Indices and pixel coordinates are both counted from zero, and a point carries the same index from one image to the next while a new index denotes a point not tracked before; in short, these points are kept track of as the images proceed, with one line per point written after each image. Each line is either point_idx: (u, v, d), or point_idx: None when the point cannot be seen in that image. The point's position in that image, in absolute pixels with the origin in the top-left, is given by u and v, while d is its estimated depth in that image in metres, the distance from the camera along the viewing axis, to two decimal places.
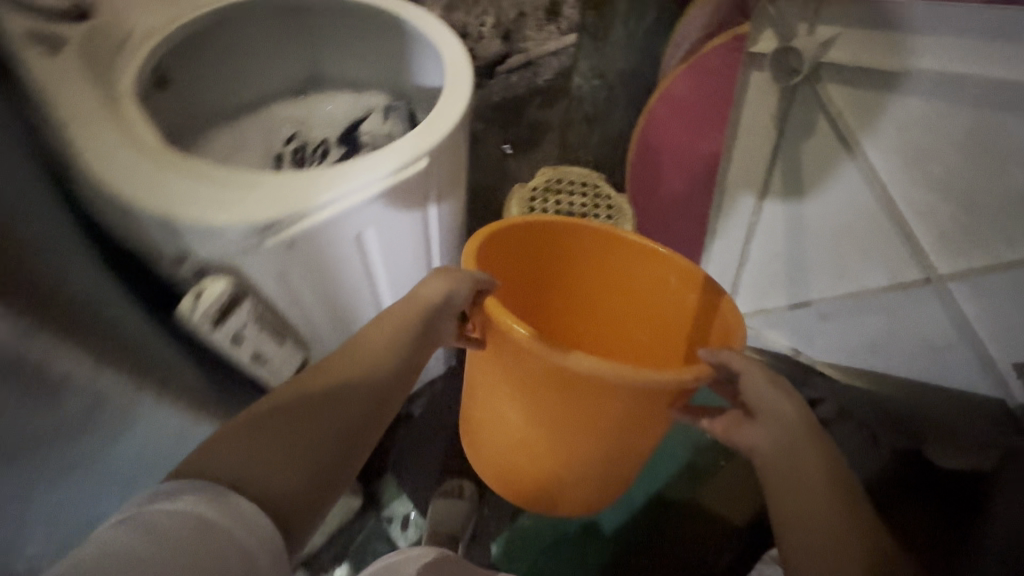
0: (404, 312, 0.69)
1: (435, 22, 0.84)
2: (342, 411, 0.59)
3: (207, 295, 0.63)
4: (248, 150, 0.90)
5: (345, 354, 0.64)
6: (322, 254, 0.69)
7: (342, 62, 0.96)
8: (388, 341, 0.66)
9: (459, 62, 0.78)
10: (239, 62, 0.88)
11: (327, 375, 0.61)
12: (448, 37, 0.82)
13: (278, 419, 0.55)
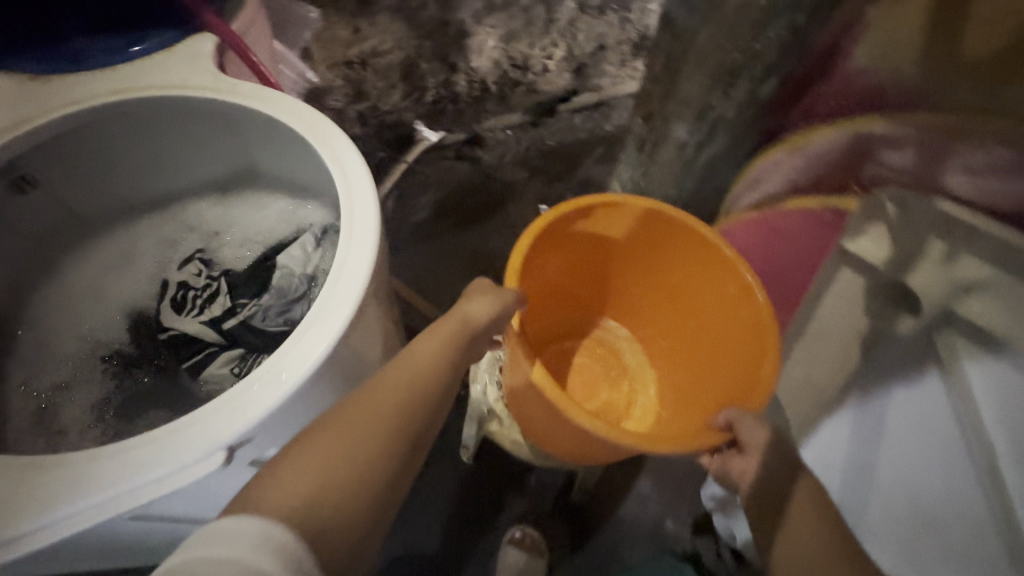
0: (444, 333, 0.55)
1: (357, 161, 0.57)
2: (393, 418, 0.47)
3: None
4: (139, 264, 0.72)
5: (394, 366, 0.51)
6: (95, 542, 0.47)
7: (274, 163, 0.72)
8: (438, 351, 0.53)
9: (354, 248, 0.52)
10: (137, 159, 0.69)
11: (378, 394, 0.48)
12: (363, 193, 0.55)
13: (332, 430, 0.44)
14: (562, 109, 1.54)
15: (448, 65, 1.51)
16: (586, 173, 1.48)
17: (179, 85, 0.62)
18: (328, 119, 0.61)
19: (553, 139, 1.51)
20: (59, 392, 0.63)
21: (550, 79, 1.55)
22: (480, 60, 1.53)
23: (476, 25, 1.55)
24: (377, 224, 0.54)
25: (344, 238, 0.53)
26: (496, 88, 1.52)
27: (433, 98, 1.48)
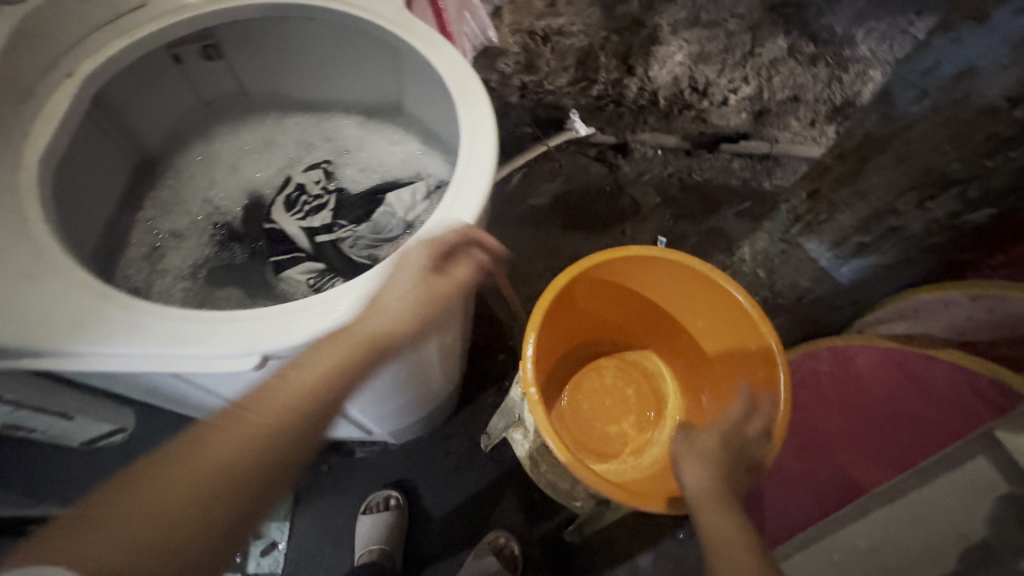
0: (361, 346, 0.47)
1: (488, 137, 0.55)
2: (254, 456, 0.43)
3: None
4: (277, 152, 0.78)
5: (269, 392, 0.46)
6: (122, 382, 0.50)
7: (419, 108, 0.75)
8: (343, 366, 0.47)
9: (446, 221, 0.50)
10: (307, 62, 0.73)
11: (247, 429, 0.44)
12: (479, 170, 0.53)
13: (165, 475, 0.41)
14: (723, 150, 1.40)
15: (625, 66, 1.44)
16: (720, 223, 1.34)
17: (364, 9, 0.63)
18: (480, 86, 0.59)
19: (700, 176, 1.38)
20: (174, 238, 0.70)
21: (726, 113, 1.43)
22: (660, 70, 1.44)
23: (671, 35, 1.44)
24: (478, 206, 0.51)
25: (441, 206, 0.51)
26: (664, 102, 1.44)
27: (597, 93, 1.43)
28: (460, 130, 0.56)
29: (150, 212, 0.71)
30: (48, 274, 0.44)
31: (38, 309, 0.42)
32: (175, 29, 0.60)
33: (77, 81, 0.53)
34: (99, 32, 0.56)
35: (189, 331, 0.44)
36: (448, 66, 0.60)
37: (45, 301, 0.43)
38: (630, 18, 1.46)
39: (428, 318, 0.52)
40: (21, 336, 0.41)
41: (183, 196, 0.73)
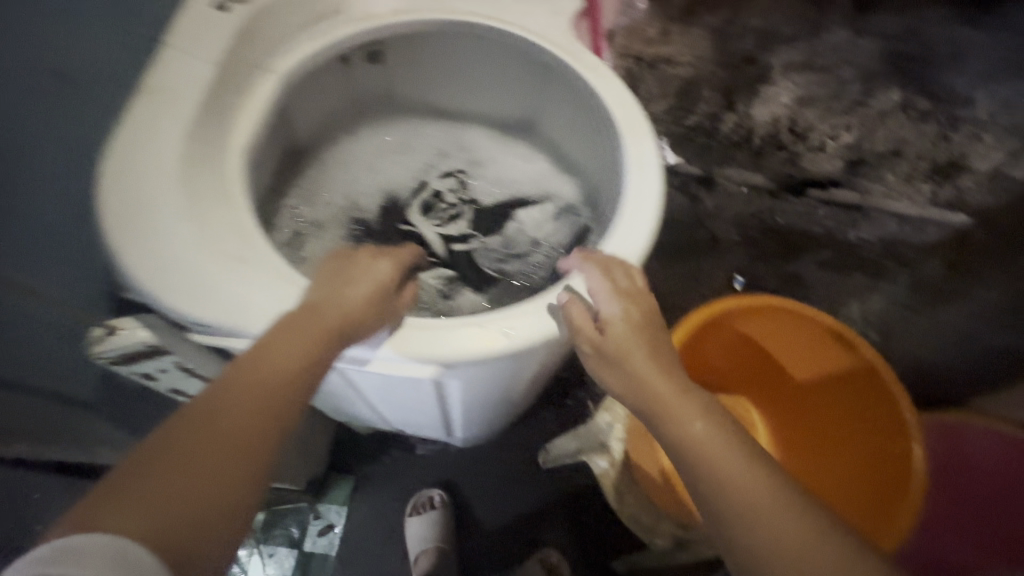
0: (322, 330, 0.42)
1: (653, 175, 0.56)
2: (250, 435, 0.35)
3: (120, 340, 0.45)
4: (415, 157, 0.81)
5: (243, 375, 0.38)
6: None
7: (557, 130, 0.76)
8: (310, 347, 0.41)
9: (614, 255, 0.51)
10: (457, 75, 0.75)
11: (222, 414, 0.35)
12: (645, 208, 0.54)
13: (167, 454, 0.33)
14: (812, 193, 1.26)
15: (727, 102, 1.33)
16: (798, 271, 1.20)
17: (536, 33, 0.65)
18: (645, 122, 0.60)
19: (783, 217, 1.25)
20: (313, 227, 0.73)
21: (819, 159, 1.29)
22: (762, 111, 1.33)
23: (778, 77, 1.36)
24: (645, 245, 0.52)
25: (609, 239, 0.53)
26: (757, 140, 1.31)
27: (692, 124, 1.31)
28: (625, 164, 0.57)
29: (293, 200, 0.73)
30: (255, 259, 0.45)
31: (247, 294, 0.44)
32: (363, 35, 0.62)
33: (276, 77, 0.55)
34: (301, 32, 0.58)
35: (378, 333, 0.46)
36: (616, 99, 0.61)
37: (254, 286, 0.44)
38: (738, 54, 1.35)
39: (384, 313, 0.47)
40: (233, 318, 0.43)
41: (324, 187, 0.76)
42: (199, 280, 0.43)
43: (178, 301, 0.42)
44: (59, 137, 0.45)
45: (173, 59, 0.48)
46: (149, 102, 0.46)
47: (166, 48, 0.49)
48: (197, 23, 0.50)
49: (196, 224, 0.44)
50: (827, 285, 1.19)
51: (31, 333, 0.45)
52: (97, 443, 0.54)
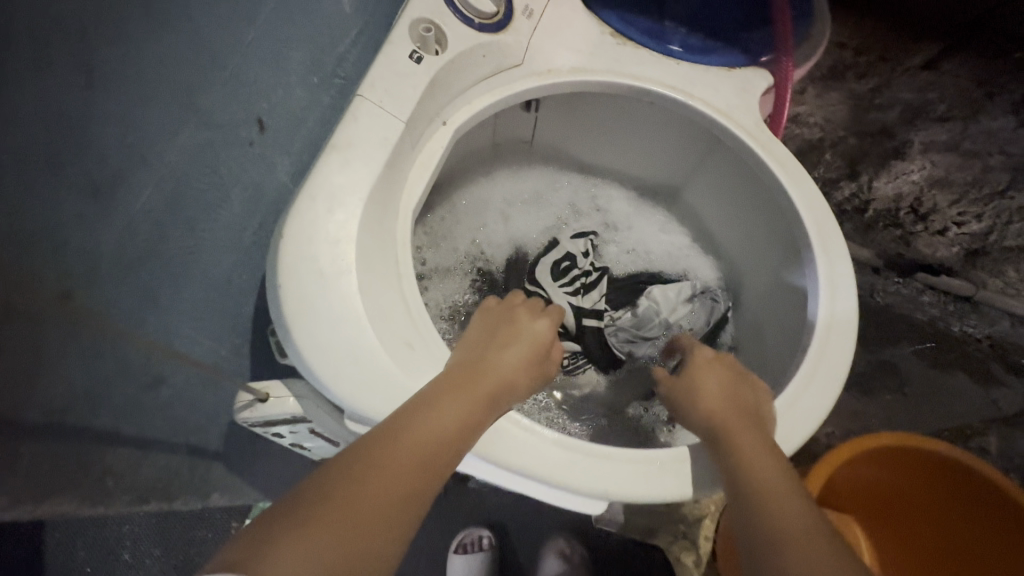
0: (475, 393, 0.42)
1: (848, 306, 0.51)
2: (409, 485, 0.36)
3: (269, 410, 0.42)
4: (546, 209, 0.77)
5: (411, 424, 0.38)
6: None
7: (704, 207, 0.72)
8: (469, 407, 0.41)
9: (800, 406, 0.48)
10: (610, 134, 0.69)
11: (389, 459, 0.36)
12: (839, 347, 0.49)
13: (339, 495, 0.33)
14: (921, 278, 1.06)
15: (849, 167, 1.00)
16: (897, 359, 1.06)
17: (722, 112, 0.59)
18: (838, 233, 0.54)
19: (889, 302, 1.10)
20: (437, 272, 0.70)
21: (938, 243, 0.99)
22: (886, 184, 0.97)
23: (919, 151, 0.90)
24: (835, 393, 0.48)
25: (798, 382, 0.48)
26: (871, 213, 1.03)
27: None
28: (817, 285, 0.52)
29: (420, 239, 0.69)
30: (421, 343, 0.43)
31: (413, 387, 0.41)
32: (535, 91, 0.58)
33: (450, 131, 0.52)
34: (479, 84, 0.54)
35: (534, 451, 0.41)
36: (806, 201, 0.55)
37: (419, 376, 0.41)
38: (877, 125, 0.92)
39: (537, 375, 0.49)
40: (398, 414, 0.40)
41: (452, 230, 0.72)
42: (366, 367, 0.40)
43: (342, 388, 0.39)
44: (243, 187, 0.42)
45: (364, 113, 0.45)
46: (336, 160, 0.43)
47: (359, 100, 0.45)
48: (389, 73, 0.46)
49: (368, 303, 0.41)
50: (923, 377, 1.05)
51: (187, 392, 0.42)
52: (217, 489, 0.52)
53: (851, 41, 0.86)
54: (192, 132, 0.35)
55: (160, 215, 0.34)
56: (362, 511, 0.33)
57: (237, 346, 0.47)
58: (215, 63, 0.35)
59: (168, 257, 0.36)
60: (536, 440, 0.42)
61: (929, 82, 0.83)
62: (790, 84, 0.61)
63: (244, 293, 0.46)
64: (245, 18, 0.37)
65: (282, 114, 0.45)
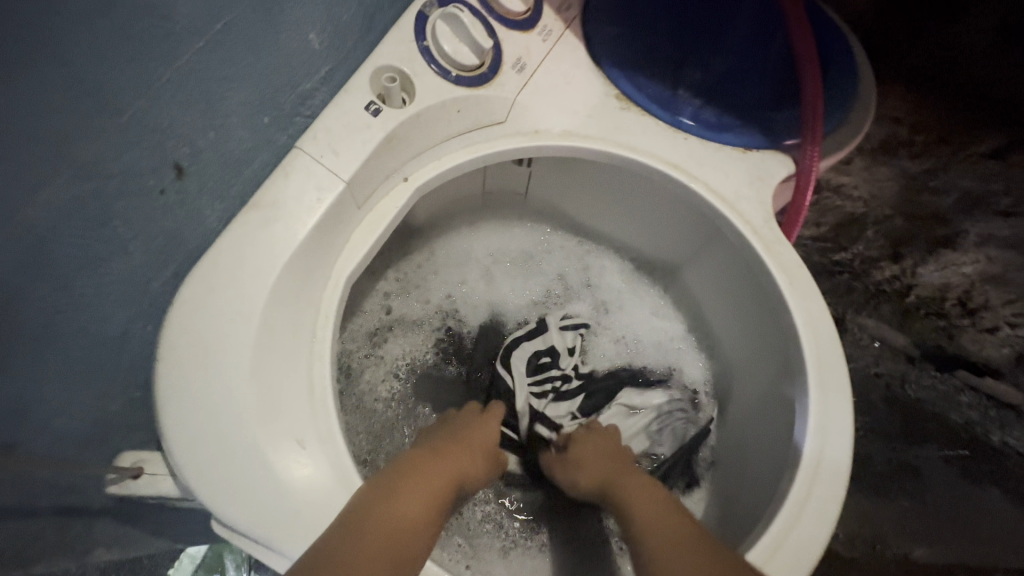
0: (440, 475, 0.41)
1: (840, 457, 0.44)
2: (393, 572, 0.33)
3: (139, 488, 0.37)
4: (535, 274, 0.71)
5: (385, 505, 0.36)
6: None
7: (700, 293, 0.64)
8: (430, 492, 0.39)
9: (768, 572, 0.41)
10: (608, 201, 0.62)
11: (367, 544, 0.33)
12: (822, 509, 0.43)
13: None
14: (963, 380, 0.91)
15: (892, 249, 0.88)
16: (921, 464, 0.90)
17: (727, 202, 0.52)
18: (841, 364, 0.47)
19: (925, 396, 0.93)
20: (403, 322, 0.64)
21: (983, 343, 0.87)
22: (932, 273, 0.86)
23: (973, 243, 0.81)
24: (811, 563, 0.42)
25: (768, 541, 0.42)
26: (912, 299, 0.90)
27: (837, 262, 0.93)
28: (805, 425, 0.45)
29: (389, 284, 0.64)
30: (315, 442, 0.37)
31: (290, 497, 0.35)
32: (518, 151, 0.52)
33: (410, 189, 0.47)
34: (451, 139, 0.49)
35: None
36: (810, 324, 0.48)
37: (305, 481, 0.36)
38: (930, 209, 0.83)
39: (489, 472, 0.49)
40: (271, 528, 0.34)
41: (428, 280, 0.66)
42: (237, 470, 0.34)
43: (203, 490, 0.34)
44: (152, 236, 0.38)
45: (299, 166, 0.40)
46: (255, 220, 0.38)
47: (297, 152, 0.40)
48: (339, 124, 0.41)
49: (256, 391, 0.36)
50: (950, 495, 0.89)
51: (56, 455, 0.38)
52: (105, 544, 0.47)
53: (908, 119, 0.79)
54: (66, 186, 0.31)
55: (12, 276, 0.30)
56: None
57: (134, 400, 0.42)
58: (106, 109, 0.31)
59: (28, 319, 0.32)
60: None
61: (993, 173, 0.75)
62: (814, 176, 0.53)
63: (148, 346, 0.41)
64: (160, 61, 0.33)
65: (214, 157, 0.41)
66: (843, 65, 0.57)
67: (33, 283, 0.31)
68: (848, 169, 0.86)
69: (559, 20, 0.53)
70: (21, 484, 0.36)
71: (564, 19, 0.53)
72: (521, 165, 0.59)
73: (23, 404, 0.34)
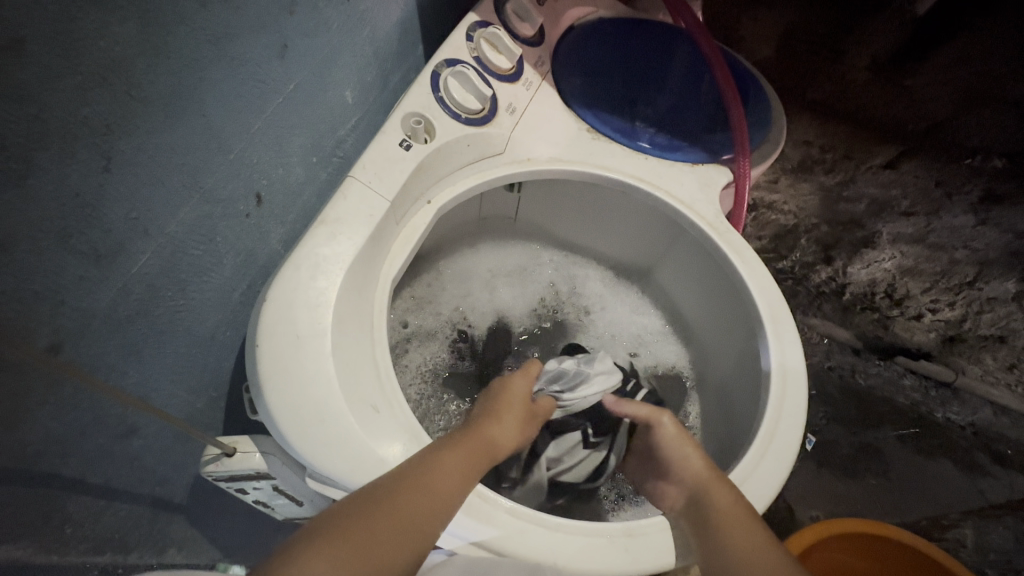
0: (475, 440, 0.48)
1: (799, 388, 0.55)
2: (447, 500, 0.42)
3: (235, 464, 0.44)
4: (531, 287, 0.82)
5: (420, 481, 0.41)
6: None
7: (671, 287, 0.76)
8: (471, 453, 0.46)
9: (755, 477, 0.51)
10: (588, 217, 0.75)
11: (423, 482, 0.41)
12: (791, 426, 0.53)
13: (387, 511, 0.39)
14: (900, 366, 1.07)
15: (824, 253, 1.05)
16: (880, 443, 1.02)
17: (685, 205, 0.65)
18: (790, 321, 0.59)
19: (877, 385, 1.07)
20: (419, 335, 0.73)
21: (912, 327, 1.04)
22: (860, 271, 1.02)
23: (887, 240, 0.98)
24: (787, 468, 0.51)
25: (753, 455, 0.51)
26: (849, 296, 1.06)
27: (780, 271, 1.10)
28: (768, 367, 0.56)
29: (406, 302, 0.72)
30: (384, 408, 0.45)
31: (375, 451, 0.42)
32: (515, 175, 0.63)
33: (433, 210, 0.57)
34: (462, 169, 0.60)
35: (499, 520, 0.43)
36: (761, 292, 0.60)
37: (376, 442, 0.43)
38: (847, 216, 1.00)
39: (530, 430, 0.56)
40: (355, 477, 0.42)
41: (439, 296, 0.76)
42: (324, 432, 0.42)
43: (303, 449, 0.41)
44: (235, 252, 0.46)
45: (353, 191, 0.50)
46: (322, 234, 0.47)
47: (350, 180, 0.50)
48: (380, 158, 0.52)
49: (336, 368, 0.43)
50: (909, 465, 1.01)
51: (157, 444, 0.43)
52: (175, 544, 0.52)
53: (817, 140, 0.98)
54: (192, 208, 0.39)
55: (155, 278, 0.38)
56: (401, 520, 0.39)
57: (212, 399, 0.49)
58: (221, 148, 0.40)
59: (158, 315, 0.39)
60: (491, 506, 0.44)
61: (890, 180, 0.94)
62: (748, 181, 0.67)
63: (226, 350, 0.49)
64: (256, 113, 0.43)
65: (281, 190, 0.50)
66: (757, 98, 0.72)
67: (166, 287, 0.39)
68: (777, 187, 1.04)
69: (537, 74, 0.66)
70: (137, 468, 0.42)
71: (541, 73, 0.67)
72: (512, 191, 0.71)
73: (144, 392, 0.41)
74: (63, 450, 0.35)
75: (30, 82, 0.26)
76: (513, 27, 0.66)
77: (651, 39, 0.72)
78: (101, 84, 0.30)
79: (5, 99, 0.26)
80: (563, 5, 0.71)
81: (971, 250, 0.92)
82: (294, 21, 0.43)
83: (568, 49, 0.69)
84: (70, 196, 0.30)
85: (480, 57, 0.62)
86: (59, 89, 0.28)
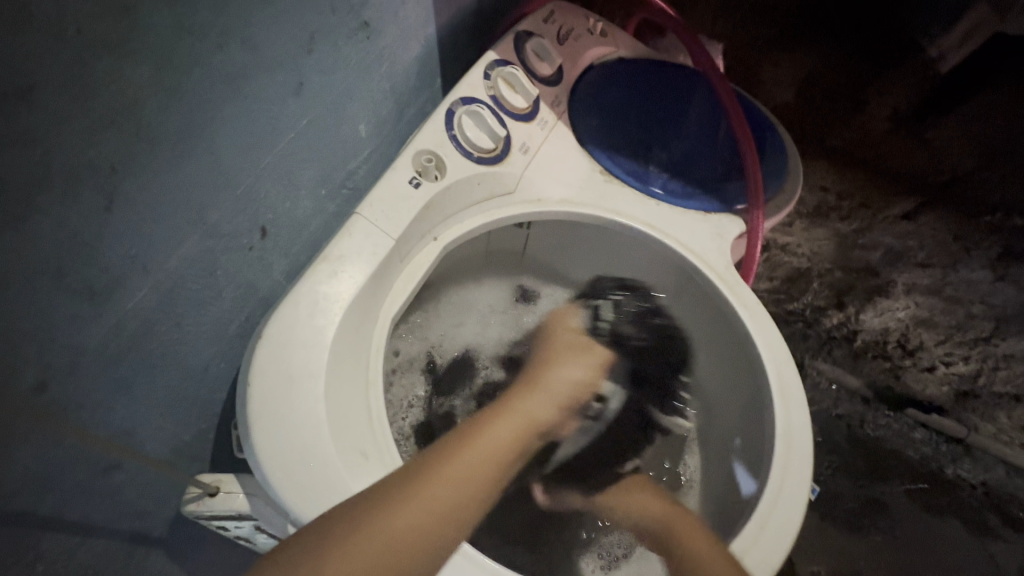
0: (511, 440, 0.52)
1: (804, 458, 0.52)
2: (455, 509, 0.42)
3: (216, 504, 0.43)
4: None
5: (428, 481, 0.42)
6: None
7: None
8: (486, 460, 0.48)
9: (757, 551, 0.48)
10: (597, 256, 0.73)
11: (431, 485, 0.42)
12: (797, 489, 0.51)
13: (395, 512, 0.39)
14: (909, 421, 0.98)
15: (837, 298, 1.00)
16: (887, 498, 0.95)
17: (696, 254, 0.64)
18: (796, 378, 0.57)
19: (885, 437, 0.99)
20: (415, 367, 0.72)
21: (926, 379, 0.98)
22: (873, 319, 0.98)
23: (902, 291, 0.96)
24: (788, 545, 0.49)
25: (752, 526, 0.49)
26: (859, 343, 1.00)
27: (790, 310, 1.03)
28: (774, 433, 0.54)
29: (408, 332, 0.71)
30: (375, 452, 0.44)
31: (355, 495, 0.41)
32: (525, 216, 0.63)
33: (439, 247, 0.57)
34: (470, 206, 0.60)
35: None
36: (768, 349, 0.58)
37: (355, 483, 0.41)
38: (862, 263, 0.98)
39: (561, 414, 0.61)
40: None
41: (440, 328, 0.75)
42: (311, 475, 0.40)
43: (289, 494, 0.40)
44: (236, 285, 0.46)
45: (358, 228, 0.49)
46: (325, 271, 0.46)
47: (356, 217, 0.50)
48: (388, 194, 0.52)
49: (330, 409, 0.43)
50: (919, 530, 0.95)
51: (140, 478, 0.42)
52: None
53: (834, 187, 0.97)
54: (194, 243, 0.39)
55: (151, 313, 0.37)
56: (411, 519, 0.39)
57: (202, 432, 0.48)
58: (229, 183, 0.40)
59: (149, 350, 0.38)
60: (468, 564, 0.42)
61: (907, 231, 0.94)
62: (761, 233, 0.66)
63: (220, 383, 0.48)
64: (267, 148, 0.42)
65: (288, 222, 0.50)
66: (773, 143, 0.72)
67: (160, 322, 0.39)
68: (791, 230, 1.01)
69: (553, 113, 0.66)
70: (118, 501, 0.41)
71: (556, 112, 0.66)
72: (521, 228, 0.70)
73: (129, 426, 0.40)
74: (41, 488, 0.34)
75: (36, 125, 0.26)
76: (532, 66, 0.66)
77: (673, 84, 0.71)
78: (112, 127, 0.30)
79: (11, 143, 0.26)
80: (583, 45, 0.71)
81: (987, 305, 0.92)
82: (312, 60, 0.43)
83: (585, 87, 0.69)
84: (68, 238, 0.30)
85: (496, 95, 0.62)
86: (65, 132, 0.28)
